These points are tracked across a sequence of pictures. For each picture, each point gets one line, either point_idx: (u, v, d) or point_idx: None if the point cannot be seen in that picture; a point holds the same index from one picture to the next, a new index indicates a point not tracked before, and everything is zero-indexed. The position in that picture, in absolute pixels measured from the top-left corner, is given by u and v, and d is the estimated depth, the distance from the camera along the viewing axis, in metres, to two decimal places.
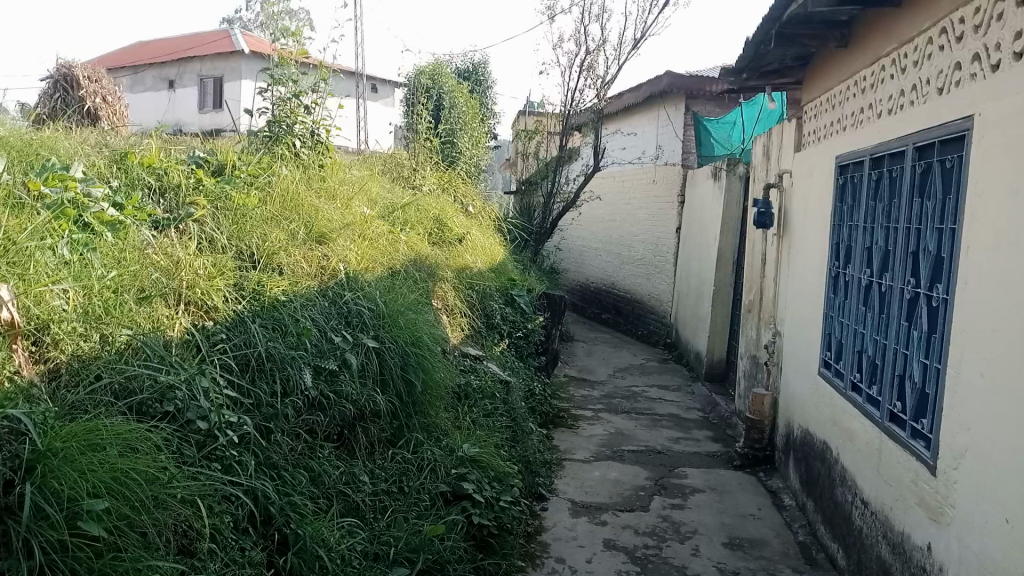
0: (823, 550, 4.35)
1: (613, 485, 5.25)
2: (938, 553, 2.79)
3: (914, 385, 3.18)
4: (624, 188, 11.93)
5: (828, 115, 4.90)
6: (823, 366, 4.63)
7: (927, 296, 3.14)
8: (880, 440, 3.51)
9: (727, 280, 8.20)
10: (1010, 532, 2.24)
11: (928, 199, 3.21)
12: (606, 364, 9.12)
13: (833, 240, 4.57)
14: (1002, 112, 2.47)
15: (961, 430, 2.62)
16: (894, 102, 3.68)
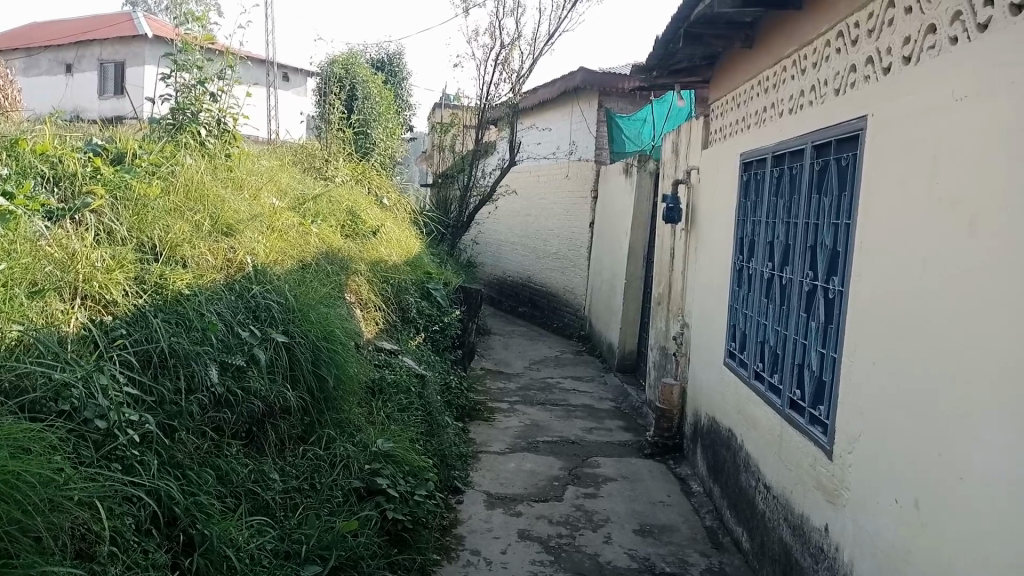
0: (729, 534, 4.51)
1: (527, 476, 5.30)
2: (835, 534, 2.93)
3: (813, 372, 3.32)
4: (539, 183, 12.03)
5: (733, 114, 5.05)
6: (729, 356, 4.78)
7: (824, 289, 3.29)
8: (781, 427, 3.65)
9: (638, 274, 8.38)
10: (899, 510, 2.37)
11: (825, 195, 3.35)
12: (522, 357, 9.19)
13: (737, 235, 4.72)
14: (893, 111, 2.60)
15: (855, 416, 2.75)
16: (795, 102, 3.82)
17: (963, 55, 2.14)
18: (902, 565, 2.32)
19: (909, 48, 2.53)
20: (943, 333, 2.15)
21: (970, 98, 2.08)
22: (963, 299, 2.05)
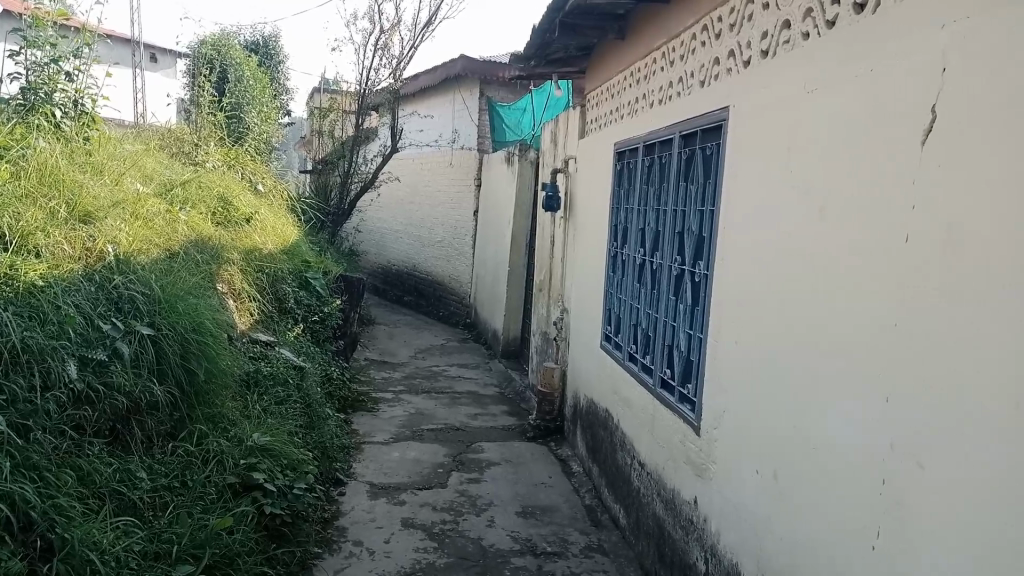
0: (607, 511, 4.66)
1: (412, 464, 5.29)
2: (703, 505, 3.08)
3: (681, 352, 3.47)
4: (422, 170, 11.97)
5: (607, 104, 5.18)
6: (605, 339, 4.92)
7: (691, 273, 3.44)
8: (654, 406, 3.80)
9: (521, 261, 8.48)
10: (761, 481, 2.51)
11: (691, 183, 3.50)
12: (407, 345, 9.14)
13: (612, 222, 4.85)
14: (752, 103, 2.73)
15: (719, 392, 2.90)
16: (664, 93, 3.95)
17: (814, 49, 2.28)
18: (764, 532, 2.46)
19: (765, 42, 2.66)
20: (797, 314, 2.29)
21: (819, 92, 2.22)
22: (826, 283, 2.10)
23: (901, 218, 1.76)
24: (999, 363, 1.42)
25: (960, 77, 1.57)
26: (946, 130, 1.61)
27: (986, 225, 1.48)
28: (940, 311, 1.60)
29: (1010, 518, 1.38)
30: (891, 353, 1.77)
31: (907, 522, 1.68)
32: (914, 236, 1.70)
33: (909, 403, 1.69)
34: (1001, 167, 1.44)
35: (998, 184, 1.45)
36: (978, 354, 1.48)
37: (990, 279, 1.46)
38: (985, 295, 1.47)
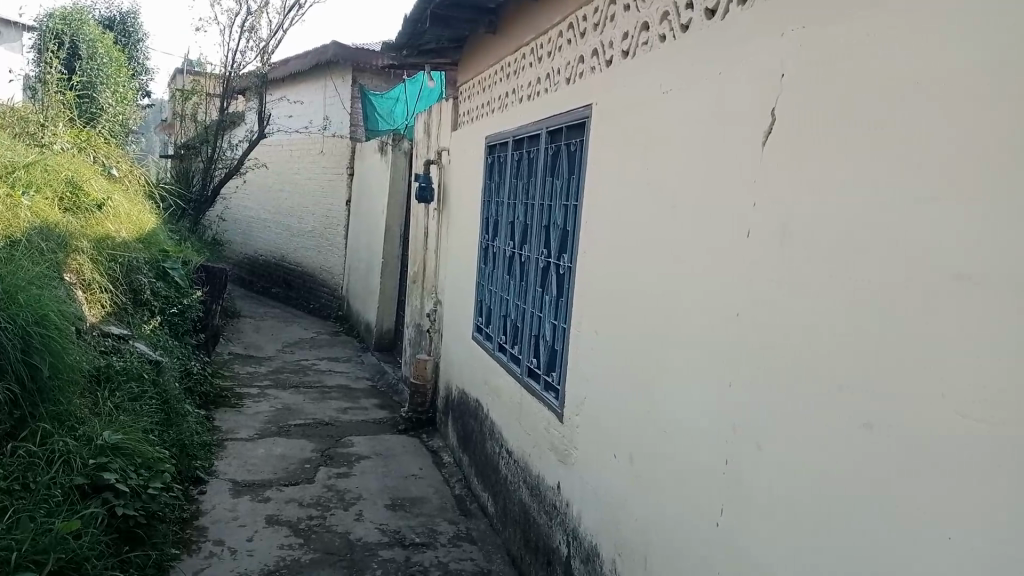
0: (476, 500, 4.72)
1: (277, 460, 5.16)
2: (566, 489, 3.18)
3: (547, 342, 3.56)
4: (291, 157, 11.64)
5: (479, 97, 5.21)
6: (476, 330, 4.96)
7: (556, 265, 3.53)
8: (521, 395, 3.89)
9: (394, 252, 8.41)
10: (618, 465, 2.61)
11: (557, 177, 3.60)
12: (274, 339, 8.89)
13: (483, 215, 4.90)
14: (614, 101, 2.83)
15: (581, 380, 2.99)
16: (532, 88, 4.03)
17: (670, 52, 2.39)
18: (620, 513, 2.57)
19: (627, 43, 2.76)
20: (651, 306, 2.40)
21: (673, 93, 2.33)
22: (676, 277, 2.23)
23: (743, 214, 1.88)
24: (967, 360, 1.19)
25: (816, 71, 1.62)
26: (865, 105, 1.46)
27: (952, 194, 1.24)
28: (873, 295, 1.40)
29: (945, 506, 1.22)
30: (783, 344, 1.68)
31: (754, 502, 1.77)
32: (852, 224, 1.47)
33: (773, 389, 1.71)
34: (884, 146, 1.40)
35: (958, 143, 1.23)
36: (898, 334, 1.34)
37: (947, 255, 1.24)
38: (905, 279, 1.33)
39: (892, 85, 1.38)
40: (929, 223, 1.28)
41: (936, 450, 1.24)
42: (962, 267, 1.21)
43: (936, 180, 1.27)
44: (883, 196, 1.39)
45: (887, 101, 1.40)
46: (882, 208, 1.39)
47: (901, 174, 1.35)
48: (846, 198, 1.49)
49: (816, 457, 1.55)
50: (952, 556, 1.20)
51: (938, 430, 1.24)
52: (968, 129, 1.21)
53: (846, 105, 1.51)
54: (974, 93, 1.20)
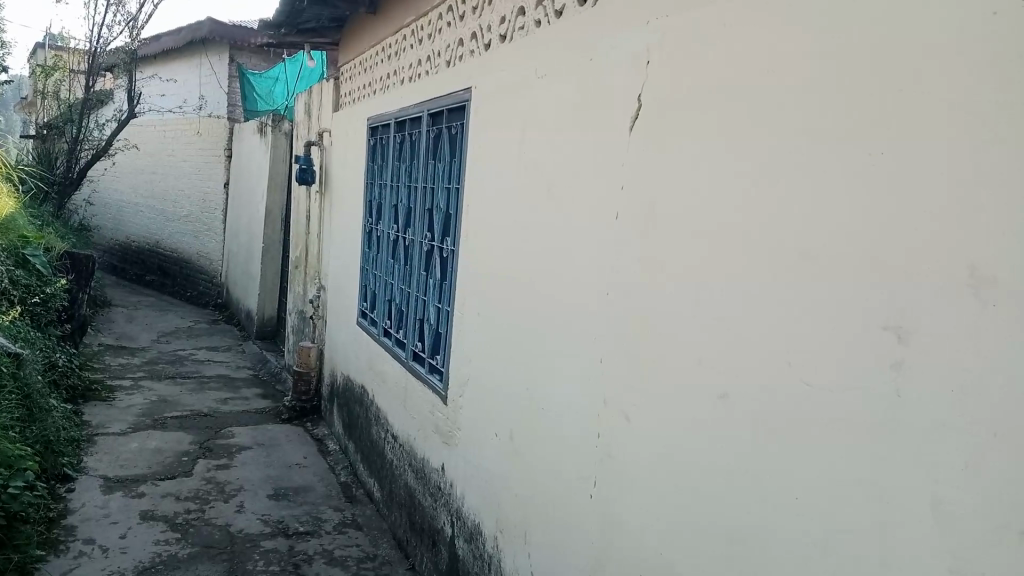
0: (362, 486, 4.69)
1: (152, 454, 4.96)
2: (450, 471, 3.21)
3: (431, 326, 3.57)
4: (164, 138, 11.11)
5: (361, 78, 5.13)
6: (361, 316, 4.91)
7: (439, 249, 3.53)
8: (405, 378, 3.89)
9: (276, 237, 8.18)
10: (499, 443, 2.66)
11: (439, 160, 3.60)
12: (149, 329, 8.50)
13: (366, 198, 4.84)
14: (493, 85, 2.85)
15: (464, 362, 3.02)
16: (413, 70, 4.00)
17: (545, 37, 2.43)
18: (500, 490, 2.63)
19: (504, 27, 2.78)
20: (528, 288, 2.45)
21: (549, 78, 2.37)
22: (552, 261, 2.28)
23: (612, 196, 1.94)
24: (800, 329, 1.29)
25: (680, 58, 1.68)
26: (719, 93, 1.53)
27: (801, 176, 1.30)
28: (726, 275, 1.48)
29: (785, 467, 1.32)
30: (649, 322, 1.75)
31: (625, 473, 1.84)
32: (709, 206, 1.55)
33: (641, 366, 1.78)
34: (737, 132, 1.47)
35: (801, 129, 1.30)
36: (747, 309, 1.42)
37: (790, 235, 1.32)
38: (752, 258, 1.41)
39: (750, 71, 1.44)
40: (778, 203, 1.35)
41: (778, 416, 1.33)
42: (807, 244, 1.27)
43: (785, 163, 1.33)
44: (742, 177, 1.45)
45: (746, 87, 1.45)
46: (741, 188, 1.45)
47: (757, 158, 1.41)
48: (709, 179, 1.55)
49: (680, 428, 1.62)
50: (794, 514, 1.29)
51: (780, 398, 1.33)
52: (813, 115, 1.27)
53: (706, 93, 1.58)
54: (820, 80, 1.26)
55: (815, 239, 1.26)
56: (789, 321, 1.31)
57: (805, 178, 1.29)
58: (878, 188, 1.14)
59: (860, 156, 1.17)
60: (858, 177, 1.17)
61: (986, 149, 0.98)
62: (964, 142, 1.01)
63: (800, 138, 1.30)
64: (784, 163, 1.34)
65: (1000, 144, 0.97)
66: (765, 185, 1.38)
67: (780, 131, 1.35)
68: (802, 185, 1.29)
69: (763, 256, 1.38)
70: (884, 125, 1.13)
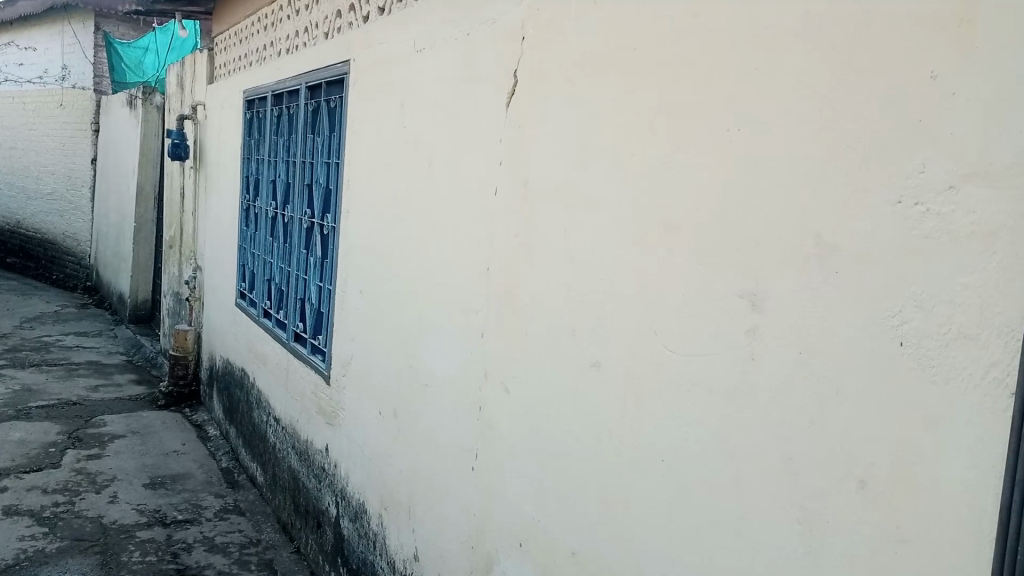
0: (244, 472, 4.57)
1: (15, 446, 4.66)
2: (333, 452, 3.16)
3: (313, 305, 3.49)
4: (24, 111, 10.37)
5: (236, 49, 4.92)
6: (239, 297, 4.75)
7: (320, 226, 3.46)
8: (287, 359, 3.80)
9: (148, 216, 7.79)
10: (382, 422, 2.64)
11: (318, 134, 3.51)
12: (11, 315, 7.96)
13: (243, 173, 4.67)
14: (372, 59, 2.80)
15: (347, 341, 2.97)
16: (290, 43, 3.87)
17: (423, 10, 2.40)
18: (385, 469, 2.62)
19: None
20: (409, 265, 2.43)
21: (427, 53, 2.35)
22: (432, 237, 2.27)
23: (490, 173, 1.95)
24: (666, 299, 1.33)
25: (554, 35, 1.69)
26: (591, 70, 1.56)
27: (666, 152, 1.34)
28: (599, 249, 1.52)
29: (653, 432, 1.37)
30: (526, 294, 1.78)
31: (504, 445, 1.86)
32: (582, 182, 1.58)
33: (519, 338, 1.81)
34: (608, 110, 1.50)
35: (666, 107, 1.34)
36: (618, 281, 1.46)
37: (656, 208, 1.36)
38: (623, 232, 1.45)
39: (618, 49, 1.47)
40: (646, 178, 1.39)
41: (646, 383, 1.38)
42: (672, 217, 1.32)
43: (652, 139, 1.37)
44: (611, 152, 1.48)
45: (615, 64, 1.48)
46: (610, 163, 1.49)
47: (626, 134, 1.44)
48: (581, 154, 1.58)
49: (556, 399, 1.66)
50: (662, 475, 1.34)
51: (648, 366, 1.38)
52: (677, 93, 1.32)
53: (578, 71, 1.60)
54: (683, 57, 1.31)
55: (679, 212, 1.30)
56: (656, 291, 1.36)
57: (670, 153, 1.33)
58: (735, 162, 1.19)
59: (719, 132, 1.22)
60: (718, 152, 1.22)
61: (829, 124, 1.04)
62: (810, 119, 1.07)
63: (666, 115, 1.34)
64: (651, 139, 1.38)
65: (841, 120, 1.03)
66: (633, 160, 1.42)
67: (647, 108, 1.39)
68: (667, 160, 1.34)
69: (632, 231, 1.42)
70: (742, 103, 1.18)
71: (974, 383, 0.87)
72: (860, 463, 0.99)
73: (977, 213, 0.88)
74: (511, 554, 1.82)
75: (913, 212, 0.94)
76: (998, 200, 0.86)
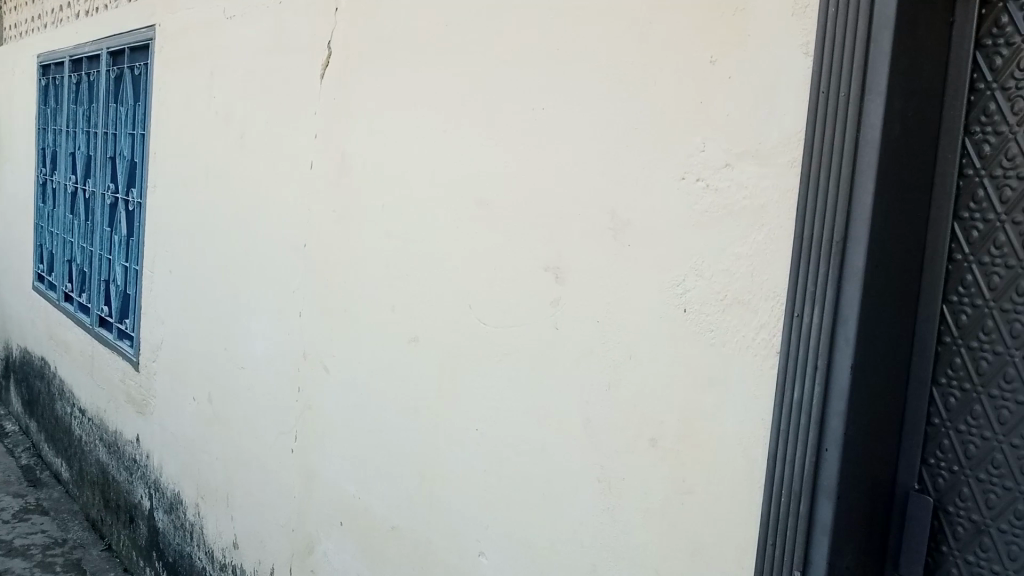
0: (47, 468, 4.23)
1: None
2: (145, 441, 2.99)
3: (118, 286, 3.27)
4: None
5: (26, 8, 4.48)
6: (37, 280, 4.37)
7: (125, 201, 3.23)
8: (91, 345, 3.54)
9: None
10: (197, 408, 2.52)
11: (121, 104, 3.28)
12: None
13: (38, 145, 4.28)
14: (179, 24, 2.63)
15: (157, 323, 2.80)
16: (88, 3, 3.57)
17: None
18: (200, 456, 2.51)
19: None
20: (222, 243, 2.33)
21: (238, 19, 2.24)
22: (246, 213, 2.18)
23: (305, 147, 1.90)
24: (479, 274, 1.36)
25: (367, 6, 1.66)
26: (404, 44, 1.55)
27: (476, 127, 1.36)
28: (415, 224, 1.52)
29: (468, 403, 1.39)
30: (343, 270, 1.75)
31: (325, 424, 1.83)
32: (397, 156, 1.57)
33: (336, 314, 1.78)
34: (422, 86, 1.50)
35: (477, 84, 1.36)
36: (433, 256, 1.47)
37: (468, 184, 1.38)
38: (438, 207, 1.45)
39: (431, 24, 1.47)
40: (459, 154, 1.40)
41: (461, 355, 1.40)
42: (482, 193, 1.35)
43: (464, 114, 1.38)
44: (424, 128, 1.49)
45: (426, 38, 1.48)
46: (423, 139, 1.49)
47: (437, 110, 1.45)
48: (396, 129, 1.57)
49: (375, 374, 1.65)
50: (476, 445, 1.37)
51: (463, 338, 1.40)
52: (486, 70, 1.34)
53: (392, 44, 1.59)
54: (491, 35, 1.33)
55: (491, 188, 1.33)
56: (468, 265, 1.38)
57: (480, 129, 1.35)
58: (541, 139, 1.23)
59: (526, 109, 1.26)
60: (524, 129, 1.26)
61: (624, 103, 1.09)
62: (606, 99, 1.12)
63: (476, 91, 1.36)
64: (463, 115, 1.39)
65: (634, 100, 1.08)
66: (445, 135, 1.43)
67: (459, 84, 1.40)
68: (479, 137, 1.35)
69: (445, 206, 1.43)
70: (546, 80, 1.22)
71: (746, 344, 0.95)
72: (651, 422, 1.06)
73: (748, 189, 0.95)
74: (331, 533, 1.81)
75: (696, 187, 1.01)
76: (764, 175, 0.93)
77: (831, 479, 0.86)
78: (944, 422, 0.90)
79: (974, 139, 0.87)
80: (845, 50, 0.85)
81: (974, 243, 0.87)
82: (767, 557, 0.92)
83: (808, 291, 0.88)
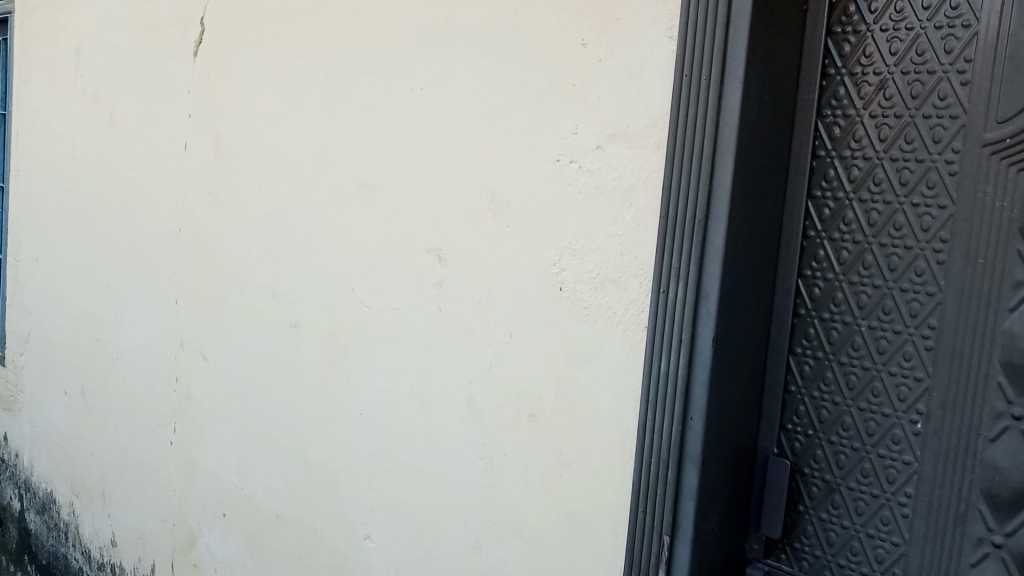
0: None
1: None
2: (13, 439, 2.82)
3: None
4: None
5: None
6: None
7: None
8: None
9: None
10: (69, 402, 2.39)
11: None
12: None
13: None
14: None
15: (24, 314, 2.64)
16: None
17: None
18: (74, 452, 2.39)
19: None
20: (93, 229, 2.21)
21: None
22: (118, 197, 2.08)
23: (179, 127, 1.83)
24: (361, 256, 1.34)
25: None
26: (281, 23, 1.51)
27: (356, 108, 1.34)
28: (295, 206, 1.49)
29: (352, 387, 1.38)
30: (221, 254, 1.70)
31: (206, 413, 1.78)
32: (276, 137, 1.53)
33: (215, 300, 1.73)
34: (300, 66, 1.46)
35: (356, 64, 1.34)
36: (314, 238, 1.45)
37: (349, 165, 1.36)
38: (318, 188, 1.43)
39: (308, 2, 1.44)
40: (339, 135, 1.38)
41: (345, 339, 1.39)
42: (363, 174, 1.33)
43: (343, 95, 1.36)
44: (303, 108, 1.46)
45: (304, 17, 1.45)
46: (302, 119, 1.46)
47: (316, 90, 1.42)
48: (274, 109, 1.53)
49: (257, 361, 1.61)
50: (361, 428, 1.37)
51: (345, 321, 1.39)
52: (365, 50, 1.32)
53: (269, 22, 1.54)
54: (368, 14, 1.31)
55: (371, 169, 1.32)
56: (350, 247, 1.37)
57: (359, 109, 1.34)
58: (419, 120, 1.23)
59: (405, 90, 1.25)
60: (404, 110, 1.25)
61: (500, 86, 1.10)
62: (483, 81, 1.13)
63: (355, 71, 1.34)
64: (342, 96, 1.37)
65: (510, 82, 1.09)
66: (324, 115, 1.41)
67: (338, 64, 1.38)
68: (358, 118, 1.34)
69: (326, 188, 1.41)
70: (424, 61, 1.21)
71: (618, 320, 0.98)
72: (531, 398, 1.08)
73: (618, 169, 0.98)
74: (214, 525, 1.76)
75: (569, 168, 1.03)
76: (632, 156, 0.96)
77: (695, 446, 0.90)
78: (800, 389, 0.96)
79: (825, 122, 0.93)
80: (707, 35, 0.88)
81: (826, 221, 0.93)
82: (638, 524, 0.96)
83: (674, 268, 0.91)
